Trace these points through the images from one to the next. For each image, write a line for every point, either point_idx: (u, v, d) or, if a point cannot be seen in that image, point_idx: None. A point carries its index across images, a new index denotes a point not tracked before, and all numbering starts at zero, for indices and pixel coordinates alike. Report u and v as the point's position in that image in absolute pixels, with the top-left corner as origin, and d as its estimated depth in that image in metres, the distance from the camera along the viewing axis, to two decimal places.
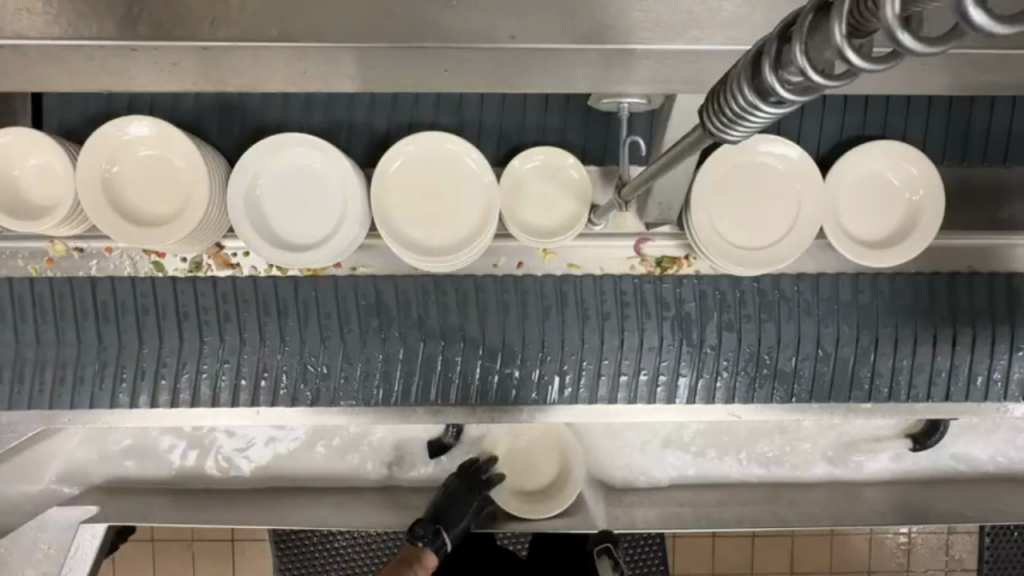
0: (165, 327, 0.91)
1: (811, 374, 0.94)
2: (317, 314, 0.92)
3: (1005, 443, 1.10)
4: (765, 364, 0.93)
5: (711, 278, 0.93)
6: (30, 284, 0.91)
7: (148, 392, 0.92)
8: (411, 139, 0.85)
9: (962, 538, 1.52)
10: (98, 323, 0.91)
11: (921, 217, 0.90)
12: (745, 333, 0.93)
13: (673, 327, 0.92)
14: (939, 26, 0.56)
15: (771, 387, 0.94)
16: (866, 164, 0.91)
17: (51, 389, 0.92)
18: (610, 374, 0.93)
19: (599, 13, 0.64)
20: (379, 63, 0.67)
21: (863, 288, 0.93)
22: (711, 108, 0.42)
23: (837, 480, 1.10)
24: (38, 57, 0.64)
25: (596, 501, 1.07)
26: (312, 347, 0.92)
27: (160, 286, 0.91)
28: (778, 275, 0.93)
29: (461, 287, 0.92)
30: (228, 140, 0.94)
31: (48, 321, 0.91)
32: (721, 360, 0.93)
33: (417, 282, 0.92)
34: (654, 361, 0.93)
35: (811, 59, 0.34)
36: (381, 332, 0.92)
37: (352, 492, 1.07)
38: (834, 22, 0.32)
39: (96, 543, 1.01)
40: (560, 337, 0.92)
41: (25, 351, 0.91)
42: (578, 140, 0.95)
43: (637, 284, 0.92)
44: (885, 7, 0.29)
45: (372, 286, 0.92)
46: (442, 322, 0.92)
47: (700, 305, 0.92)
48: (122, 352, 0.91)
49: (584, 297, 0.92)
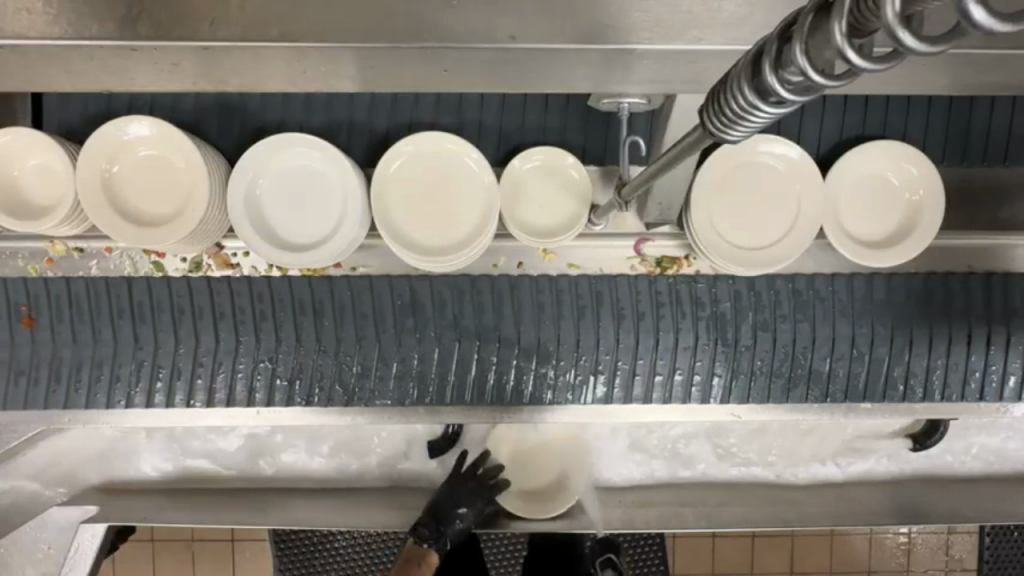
0: (200, 326, 0.91)
1: (846, 374, 0.94)
2: (353, 314, 0.92)
3: (1004, 443, 1.10)
4: (801, 364, 0.94)
5: (746, 279, 0.93)
6: (68, 285, 0.91)
7: (185, 391, 0.93)
8: (412, 139, 0.85)
9: (962, 537, 1.52)
10: (135, 321, 0.91)
11: (920, 218, 0.90)
12: (780, 333, 0.93)
13: (709, 326, 0.93)
14: (940, 24, 0.56)
15: (806, 388, 0.95)
16: (866, 164, 0.91)
17: (87, 388, 0.92)
18: (645, 373, 0.93)
19: (599, 13, 0.64)
20: (379, 63, 0.67)
21: (895, 285, 0.94)
22: (711, 108, 0.42)
23: (837, 481, 1.10)
24: (38, 57, 0.64)
25: (595, 502, 1.07)
26: (347, 347, 0.92)
27: (195, 285, 0.91)
28: (812, 275, 0.94)
29: (495, 287, 0.92)
30: (228, 140, 0.94)
31: (85, 320, 0.91)
32: (756, 359, 0.93)
33: (452, 281, 0.92)
34: (689, 360, 0.93)
35: (810, 59, 0.34)
36: (416, 332, 0.92)
37: (352, 492, 1.08)
38: (834, 22, 0.32)
39: (97, 543, 1.03)
40: (595, 337, 0.92)
41: (62, 352, 0.91)
42: (578, 140, 0.95)
43: (672, 284, 0.93)
44: (885, 6, 0.29)
45: (408, 285, 0.92)
46: (477, 322, 0.92)
47: (736, 305, 0.93)
48: (160, 351, 0.92)
49: (620, 296, 0.93)
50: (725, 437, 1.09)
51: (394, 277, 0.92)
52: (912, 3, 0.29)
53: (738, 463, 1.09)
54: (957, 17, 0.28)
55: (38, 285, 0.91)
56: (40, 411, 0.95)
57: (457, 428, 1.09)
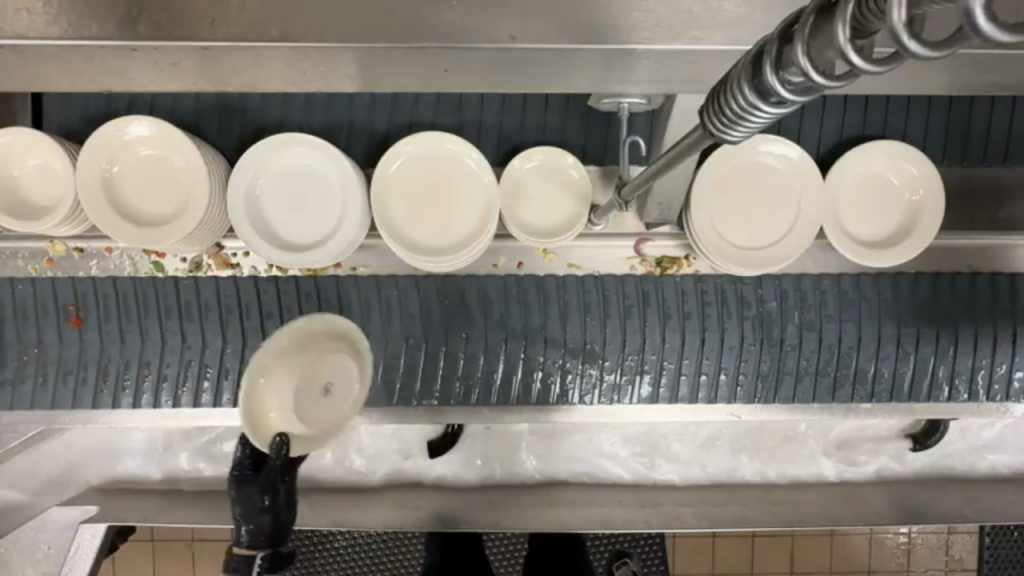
0: (247, 324, 0.92)
1: (891, 374, 0.95)
2: (399, 312, 0.93)
3: (1003, 443, 1.10)
4: (847, 363, 0.95)
5: (792, 279, 0.94)
6: (115, 284, 0.91)
7: (232, 391, 0.93)
8: (412, 139, 0.85)
9: (962, 537, 1.52)
10: (182, 321, 0.92)
11: (920, 218, 0.90)
12: (825, 333, 0.94)
13: (754, 325, 0.93)
14: (942, 29, 0.55)
15: (851, 388, 0.95)
16: (866, 164, 0.91)
17: (133, 388, 0.93)
18: (691, 373, 0.94)
19: (599, 13, 0.64)
20: (380, 64, 0.67)
21: (942, 286, 0.95)
22: (711, 108, 0.42)
23: (835, 480, 1.10)
24: (37, 57, 0.64)
25: (597, 502, 1.06)
26: (394, 348, 0.93)
27: (243, 286, 0.92)
28: (858, 275, 0.94)
29: (543, 287, 0.93)
30: (228, 140, 0.94)
31: (132, 319, 0.92)
32: (801, 359, 0.94)
33: (500, 282, 0.93)
34: (735, 361, 0.94)
35: (812, 59, 0.34)
36: (463, 332, 0.93)
37: (352, 493, 1.07)
38: (836, 23, 0.32)
39: (96, 543, 1.03)
40: (641, 338, 0.93)
41: (110, 352, 0.92)
42: (578, 140, 0.95)
43: (719, 284, 0.93)
44: (894, 10, 0.29)
45: (457, 287, 0.93)
46: (524, 322, 0.93)
47: (782, 305, 0.94)
48: (208, 351, 0.92)
49: (666, 297, 0.93)
50: (725, 437, 1.09)
51: (441, 277, 0.93)
52: (917, 7, 0.29)
53: (738, 463, 1.09)
54: (961, 25, 0.28)
55: (86, 284, 0.91)
56: (42, 410, 0.95)
57: (457, 428, 1.06)
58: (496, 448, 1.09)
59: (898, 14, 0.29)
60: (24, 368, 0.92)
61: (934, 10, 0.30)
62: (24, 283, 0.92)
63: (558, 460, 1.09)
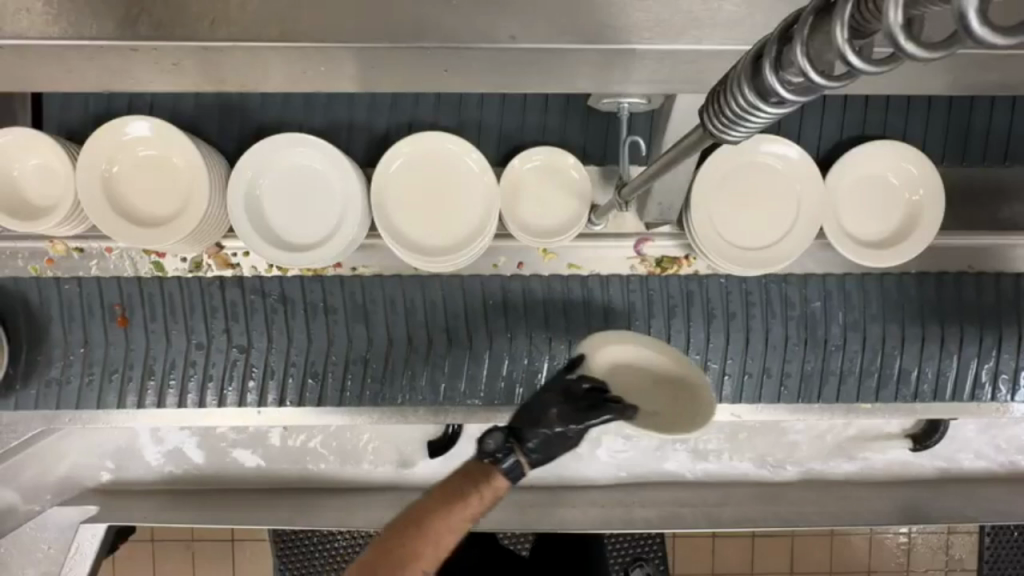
0: (294, 324, 0.93)
1: (935, 375, 0.96)
2: (445, 311, 0.94)
3: (1003, 443, 1.10)
4: (890, 363, 0.96)
5: (837, 279, 0.94)
6: (160, 285, 0.92)
7: (277, 390, 0.94)
8: (412, 140, 0.85)
9: (962, 538, 1.52)
10: (227, 321, 0.93)
11: (923, 215, 0.89)
12: (870, 332, 0.95)
13: (799, 325, 0.94)
14: (940, 30, 0.55)
15: (895, 388, 0.96)
16: (866, 164, 0.91)
17: (179, 386, 0.94)
18: (734, 374, 0.95)
19: (599, 13, 0.64)
20: (381, 64, 0.67)
21: (983, 285, 0.95)
22: (711, 109, 0.43)
23: (835, 480, 1.10)
24: (37, 56, 0.64)
25: (597, 502, 1.06)
26: (440, 348, 0.94)
27: (288, 283, 0.92)
28: (901, 276, 0.95)
29: (587, 286, 0.94)
30: (228, 139, 0.94)
31: (178, 320, 0.93)
32: (845, 359, 0.95)
33: (544, 282, 0.94)
34: (779, 361, 0.95)
35: (809, 59, 0.34)
36: (507, 332, 0.94)
37: (352, 493, 1.08)
38: (834, 24, 0.32)
39: (95, 543, 1.02)
40: (685, 338, 0.94)
41: (155, 352, 0.93)
42: (578, 140, 0.95)
43: (762, 284, 0.94)
44: (889, 11, 0.29)
45: (500, 287, 0.94)
46: (568, 322, 0.94)
47: (825, 305, 0.94)
48: (253, 351, 0.93)
49: (710, 296, 0.94)
50: (727, 437, 1.09)
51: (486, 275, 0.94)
52: (915, 7, 0.29)
53: (739, 463, 1.10)
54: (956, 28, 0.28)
55: (132, 284, 0.92)
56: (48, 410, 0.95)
57: (456, 428, 1.06)
58: None
59: (894, 15, 0.29)
60: (69, 368, 0.93)
61: (931, 10, 0.30)
62: (70, 283, 0.92)
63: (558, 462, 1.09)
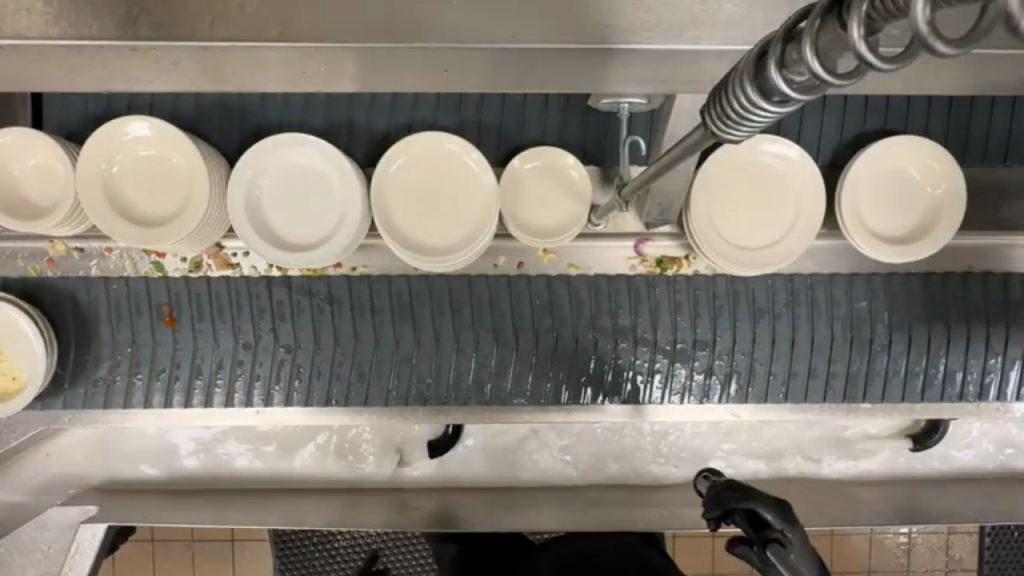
0: (340, 324, 0.93)
1: (980, 375, 0.96)
2: (491, 311, 0.93)
3: (1004, 443, 1.10)
4: (936, 363, 0.96)
5: (883, 277, 0.94)
6: (208, 285, 0.93)
7: (323, 391, 0.94)
8: (413, 139, 0.86)
9: (961, 538, 1.53)
10: (274, 321, 0.93)
11: (941, 216, 0.90)
12: (915, 334, 0.95)
13: (845, 325, 0.94)
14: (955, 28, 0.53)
15: (940, 389, 0.97)
16: (888, 164, 0.91)
17: (227, 385, 0.94)
18: (780, 375, 0.95)
19: (600, 13, 0.64)
20: (381, 63, 0.67)
21: (991, 283, 0.95)
22: (711, 108, 0.43)
23: (835, 479, 1.10)
24: (36, 56, 0.64)
25: (597, 502, 1.06)
26: (485, 349, 0.94)
27: (335, 284, 0.93)
28: (946, 274, 0.95)
29: (633, 286, 0.93)
30: (227, 140, 0.94)
31: (226, 320, 0.93)
32: (890, 360, 0.95)
33: (589, 281, 0.93)
34: (826, 361, 0.95)
35: (818, 57, 0.34)
36: (554, 331, 0.94)
37: (354, 493, 1.07)
38: (850, 22, 0.32)
39: (96, 543, 1.03)
40: (731, 339, 0.94)
41: (203, 352, 0.93)
42: (578, 140, 0.95)
43: (809, 283, 0.94)
44: (913, 9, 0.29)
45: (547, 286, 0.93)
46: (615, 322, 0.93)
47: (871, 305, 0.94)
48: (301, 351, 0.93)
49: (757, 296, 0.94)
50: (727, 437, 1.09)
51: (532, 278, 0.93)
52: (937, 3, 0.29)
53: (738, 463, 1.10)
54: (985, 21, 0.28)
55: (179, 285, 0.92)
56: (48, 410, 0.95)
57: (456, 428, 1.07)
58: (499, 446, 1.09)
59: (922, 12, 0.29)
60: (116, 368, 0.93)
61: (951, 7, 0.30)
62: (118, 283, 0.93)
63: (558, 462, 1.09)
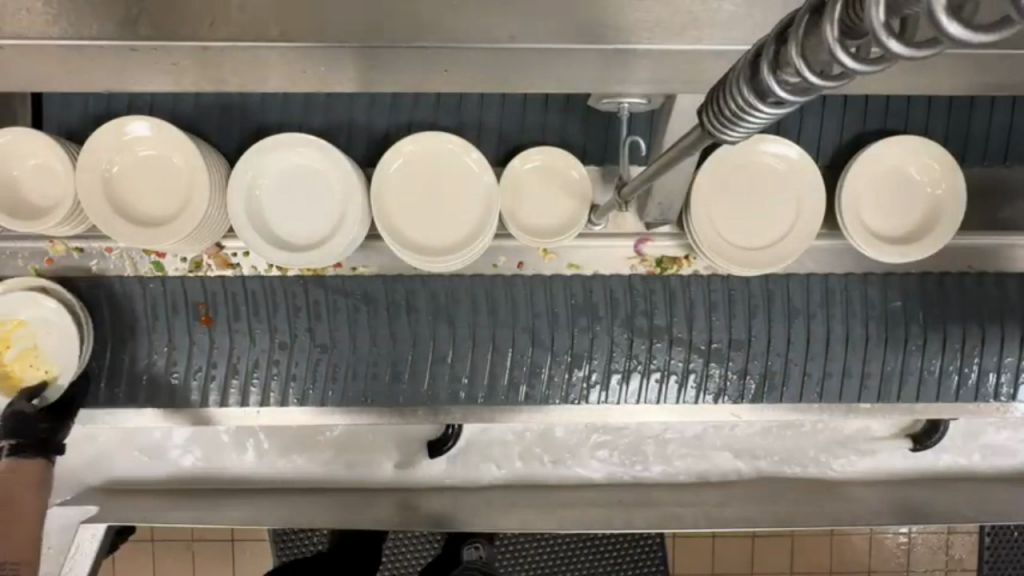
0: (376, 324, 0.93)
1: (1014, 376, 0.96)
2: (526, 310, 0.93)
3: (1004, 443, 1.10)
4: (971, 361, 0.96)
5: (918, 277, 0.95)
6: (244, 285, 0.92)
7: (359, 389, 0.94)
8: (412, 139, 0.86)
9: (961, 537, 1.53)
10: (310, 320, 0.92)
11: (941, 216, 0.90)
12: (949, 332, 0.95)
13: (880, 325, 0.94)
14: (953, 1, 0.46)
15: (974, 389, 0.97)
16: (888, 164, 0.91)
17: (262, 384, 0.94)
18: (815, 374, 0.95)
19: (599, 13, 0.64)
20: (380, 64, 0.67)
21: (1004, 283, 0.95)
22: (711, 110, 0.42)
23: (835, 479, 1.10)
24: (37, 57, 0.64)
25: (596, 502, 1.06)
26: (522, 349, 0.93)
27: (372, 286, 0.93)
28: (981, 274, 0.95)
29: (668, 286, 0.93)
30: (227, 140, 0.94)
31: (262, 319, 0.92)
32: (925, 360, 0.95)
33: (626, 280, 0.94)
34: (861, 362, 0.95)
35: (803, 58, 0.34)
36: (590, 332, 0.93)
37: (353, 493, 1.07)
38: (825, 25, 0.32)
39: (96, 543, 1.02)
40: (766, 339, 0.94)
41: (239, 351, 0.93)
42: (578, 140, 0.95)
43: (845, 283, 0.94)
44: (871, 13, 0.30)
45: (584, 286, 0.94)
46: (651, 321, 0.93)
47: (905, 305, 0.94)
48: (337, 351, 0.93)
49: (791, 296, 0.94)
50: (727, 437, 1.09)
51: (569, 279, 0.94)
52: (900, 7, 0.29)
53: (738, 463, 1.10)
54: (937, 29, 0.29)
55: (216, 284, 0.92)
56: None
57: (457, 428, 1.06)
58: (498, 446, 1.09)
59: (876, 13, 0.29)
60: (153, 367, 0.93)
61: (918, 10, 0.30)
62: (154, 282, 0.92)
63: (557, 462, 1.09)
